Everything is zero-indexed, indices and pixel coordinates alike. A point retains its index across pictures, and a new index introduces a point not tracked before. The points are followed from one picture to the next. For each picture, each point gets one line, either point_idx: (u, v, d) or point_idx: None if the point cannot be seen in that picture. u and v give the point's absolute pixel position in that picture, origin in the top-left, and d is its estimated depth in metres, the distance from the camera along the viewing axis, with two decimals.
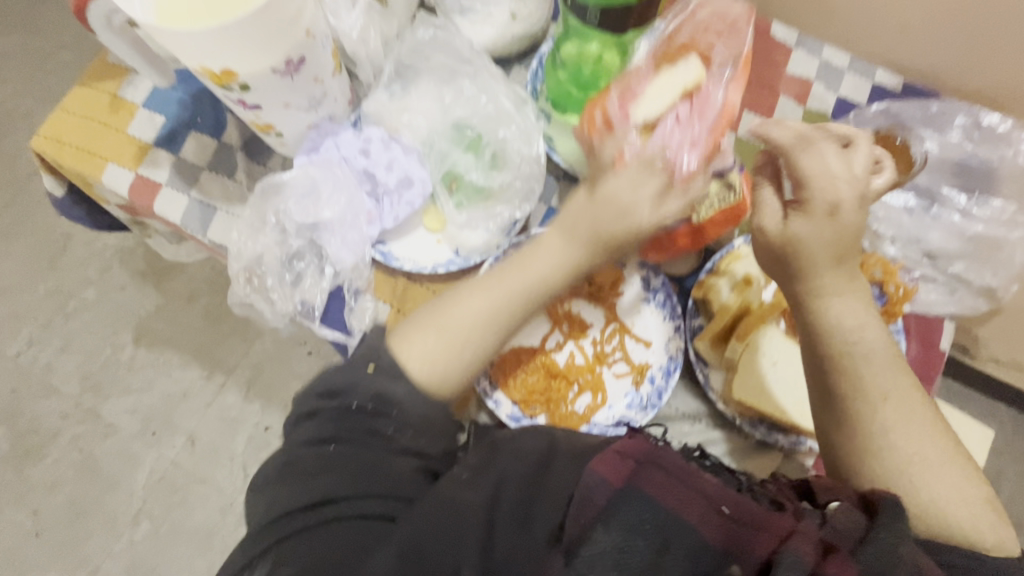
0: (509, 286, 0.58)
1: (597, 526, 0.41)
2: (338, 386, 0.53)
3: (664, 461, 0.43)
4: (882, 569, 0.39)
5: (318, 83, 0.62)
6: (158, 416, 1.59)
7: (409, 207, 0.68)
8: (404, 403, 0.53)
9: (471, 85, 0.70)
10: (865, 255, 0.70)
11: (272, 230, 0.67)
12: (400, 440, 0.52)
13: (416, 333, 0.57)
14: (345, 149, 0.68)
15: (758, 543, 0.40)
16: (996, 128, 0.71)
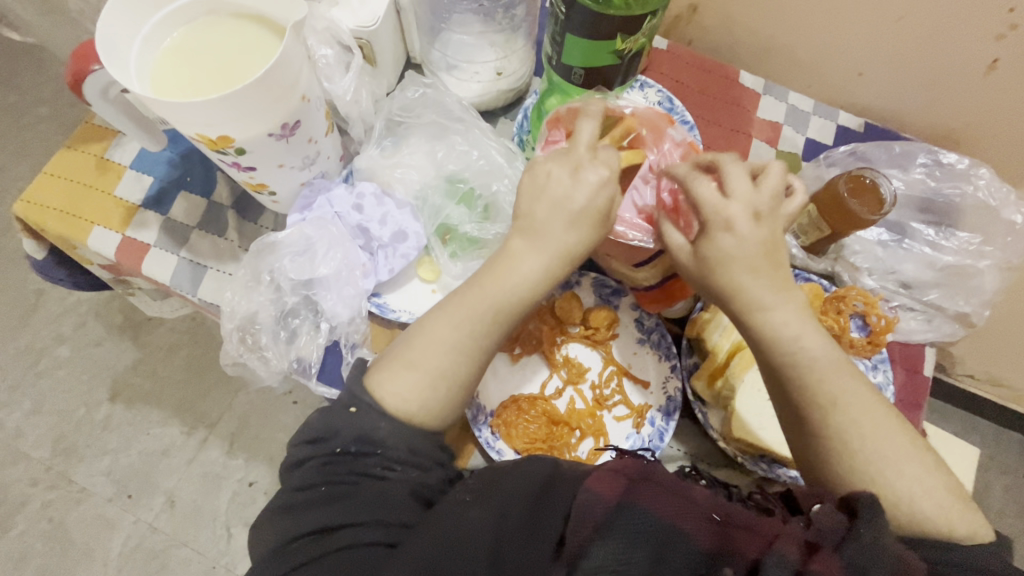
0: (475, 311, 0.53)
1: (596, 539, 0.44)
2: (321, 430, 0.52)
3: (654, 475, 0.47)
4: (868, 563, 0.41)
5: (312, 143, 0.64)
6: (136, 476, 1.52)
7: (404, 259, 0.68)
8: (387, 437, 0.51)
9: (463, 141, 0.72)
10: (844, 289, 0.73)
11: (266, 288, 0.66)
12: (388, 472, 0.51)
13: (383, 371, 0.53)
14: (338, 205, 0.69)
15: (741, 542, 0.44)
16: (956, 166, 0.77)
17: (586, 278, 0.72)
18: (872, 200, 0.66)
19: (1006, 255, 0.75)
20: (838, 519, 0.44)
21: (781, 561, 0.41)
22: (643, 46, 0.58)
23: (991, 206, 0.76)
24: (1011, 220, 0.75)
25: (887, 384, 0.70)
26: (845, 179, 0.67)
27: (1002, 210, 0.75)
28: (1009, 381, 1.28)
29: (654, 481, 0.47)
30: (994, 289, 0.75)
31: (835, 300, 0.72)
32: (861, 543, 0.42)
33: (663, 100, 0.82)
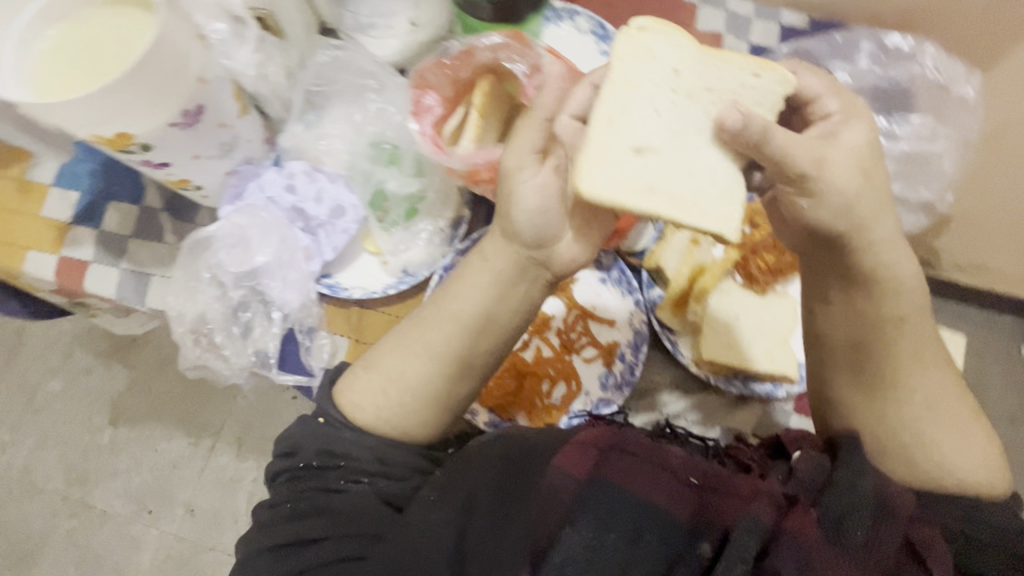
0: (431, 328, 0.55)
1: (571, 519, 0.46)
2: (290, 444, 0.52)
3: (626, 445, 0.51)
4: (841, 508, 0.47)
5: (225, 128, 0.60)
6: (152, 492, 1.54)
7: (345, 234, 0.66)
8: (350, 449, 0.52)
9: (379, 100, 0.68)
10: None
11: (209, 286, 0.63)
12: (354, 483, 0.51)
13: (358, 377, 0.55)
14: (270, 189, 0.67)
15: (714, 508, 0.47)
16: (901, 48, 0.73)
17: None
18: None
19: (961, 133, 0.72)
20: (821, 465, 0.50)
21: (757, 524, 0.45)
22: None
23: (941, 84, 0.72)
24: (963, 94, 0.71)
25: None
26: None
27: (951, 86, 0.71)
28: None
29: (623, 454, 0.50)
30: (953, 171, 0.73)
31: None
32: (846, 491, 0.48)
33: (595, 28, 0.78)
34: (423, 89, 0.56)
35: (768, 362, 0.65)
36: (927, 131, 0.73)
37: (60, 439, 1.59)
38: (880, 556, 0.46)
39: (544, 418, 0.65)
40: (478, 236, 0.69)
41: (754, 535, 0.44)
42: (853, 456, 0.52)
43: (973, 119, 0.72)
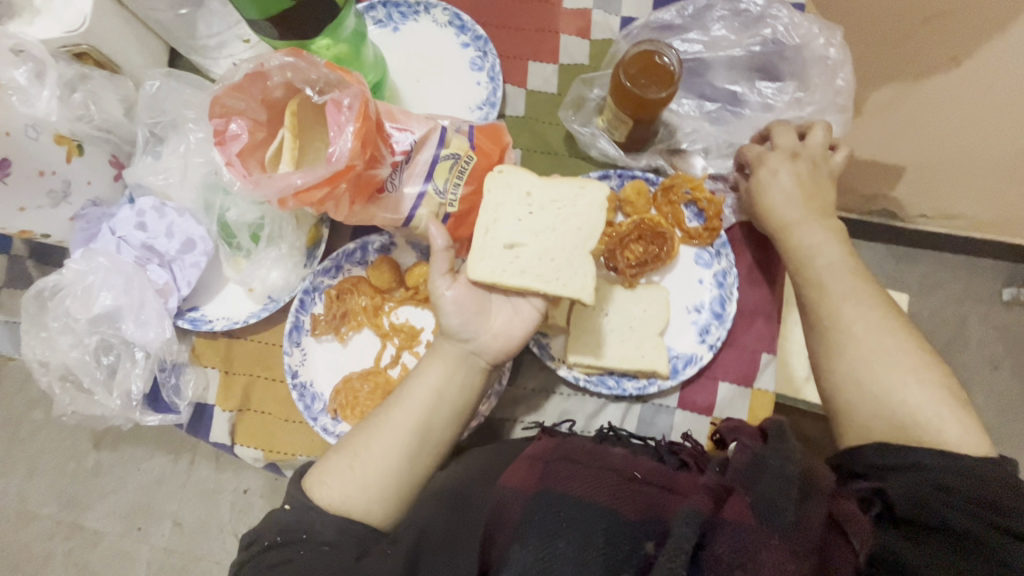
0: (377, 425, 0.53)
1: (513, 541, 0.44)
2: (251, 536, 0.49)
3: (567, 454, 0.51)
4: (777, 487, 0.45)
5: (49, 175, 0.59)
6: (139, 508, 1.29)
7: (196, 268, 0.65)
8: (314, 522, 0.48)
9: (202, 126, 0.67)
10: (670, 177, 0.67)
11: (64, 334, 0.63)
12: (320, 547, 0.46)
13: (330, 458, 0.53)
14: (122, 228, 0.65)
15: (654, 502, 0.47)
16: (751, 10, 0.69)
17: (400, 236, 0.67)
18: (664, 81, 0.59)
19: (832, 93, 0.68)
20: (751, 451, 0.50)
21: (693, 515, 0.44)
22: None
23: (798, 44, 0.68)
24: (824, 51, 0.67)
25: (730, 268, 0.66)
26: (629, 68, 0.60)
27: (809, 43, 0.67)
28: (969, 216, 1.09)
29: (567, 461, 0.50)
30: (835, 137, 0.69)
31: (663, 191, 0.67)
32: (768, 470, 0.47)
33: (452, 20, 0.74)
34: (227, 117, 0.53)
35: (638, 358, 0.63)
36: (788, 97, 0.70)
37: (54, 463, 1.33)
38: (812, 529, 0.43)
39: None
40: (336, 254, 0.66)
41: (694, 522, 0.43)
42: (778, 437, 0.50)
43: (836, 80, 0.67)
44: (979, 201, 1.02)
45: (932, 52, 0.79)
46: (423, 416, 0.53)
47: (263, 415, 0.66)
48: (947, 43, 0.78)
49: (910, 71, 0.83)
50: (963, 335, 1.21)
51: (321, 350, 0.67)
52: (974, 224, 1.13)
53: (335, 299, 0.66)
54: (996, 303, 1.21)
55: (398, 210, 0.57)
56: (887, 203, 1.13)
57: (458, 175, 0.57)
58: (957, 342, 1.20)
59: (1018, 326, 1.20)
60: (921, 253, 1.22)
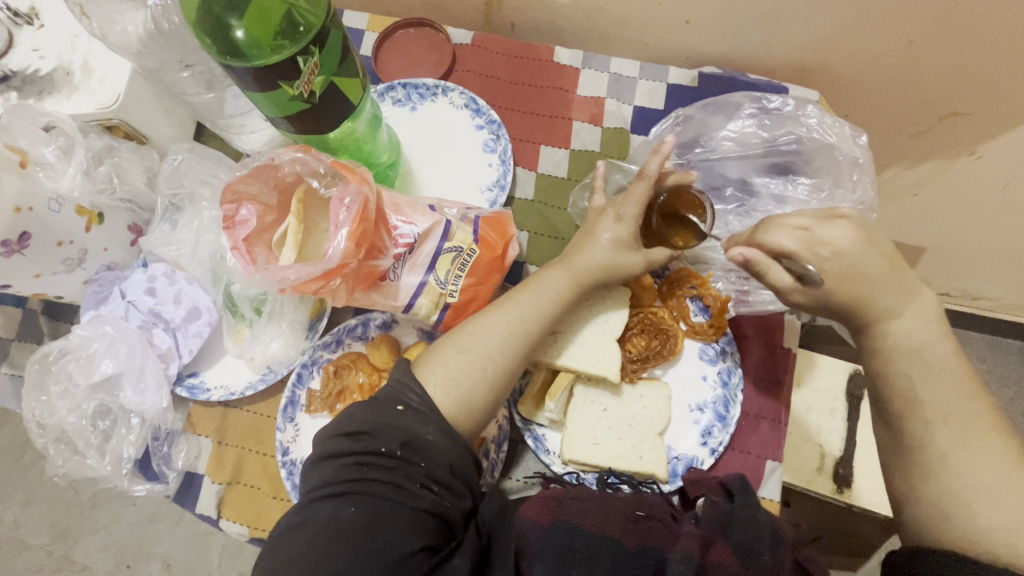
0: (499, 328, 0.54)
1: (534, 560, 0.46)
2: (364, 426, 0.45)
3: (579, 495, 0.51)
4: (752, 540, 0.46)
5: (67, 244, 0.61)
6: (130, 547, 1.25)
7: (199, 337, 0.66)
8: (434, 449, 0.45)
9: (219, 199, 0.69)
10: (675, 272, 0.67)
11: (61, 398, 0.63)
12: (425, 492, 0.44)
13: (438, 357, 0.52)
14: (132, 293, 0.67)
15: (656, 535, 0.48)
16: (783, 108, 0.69)
17: (402, 315, 0.68)
18: (678, 241, 0.64)
19: (860, 192, 0.68)
20: (720, 506, 0.50)
21: (686, 558, 0.44)
22: (328, 82, 0.50)
23: (830, 143, 0.68)
24: (853, 151, 0.67)
25: (735, 367, 0.64)
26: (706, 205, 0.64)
27: (840, 142, 0.67)
28: (987, 293, 1.08)
29: (580, 499, 0.50)
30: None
31: (668, 285, 0.67)
32: (743, 521, 0.48)
33: (468, 103, 0.76)
34: (238, 203, 0.55)
35: (637, 458, 0.61)
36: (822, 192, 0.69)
37: (53, 490, 1.32)
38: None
39: None
40: (337, 328, 0.67)
41: (689, 564, 0.44)
42: (744, 491, 0.51)
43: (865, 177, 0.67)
44: (1001, 278, 1.01)
45: (952, 144, 0.76)
46: (536, 325, 0.55)
47: (251, 489, 0.65)
48: (965, 140, 0.75)
49: (928, 159, 0.81)
50: None
51: (315, 426, 0.66)
52: (1001, 305, 1.10)
53: (332, 376, 0.66)
54: None
55: (399, 301, 0.57)
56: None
57: (460, 267, 0.57)
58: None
59: None
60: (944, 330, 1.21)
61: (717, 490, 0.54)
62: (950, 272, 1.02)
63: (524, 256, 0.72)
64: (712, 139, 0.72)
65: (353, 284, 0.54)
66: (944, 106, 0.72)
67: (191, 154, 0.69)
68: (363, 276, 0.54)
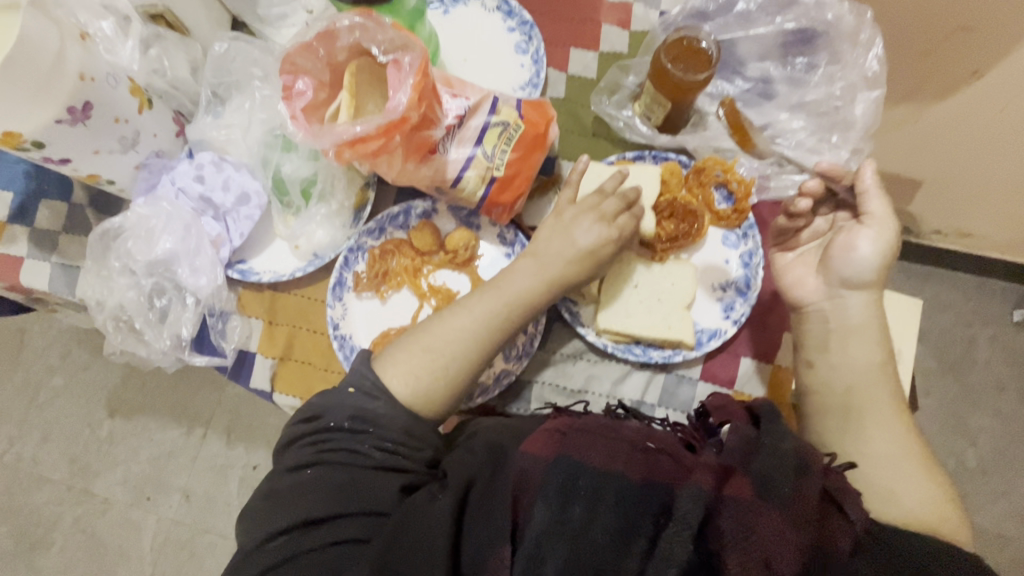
0: (544, 257, 0.60)
1: (536, 499, 0.47)
2: (314, 409, 0.54)
3: (583, 427, 0.51)
4: (774, 465, 0.47)
5: (123, 122, 0.63)
6: (151, 479, 1.30)
7: (249, 220, 0.70)
8: (383, 417, 0.53)
9: (265, 87, 0.72)
10: (702, 160, 0.70)
11: (121, 274, 0.67)
12: (380, 453, 0.51)
13: (399, 352, 0.57)
14: (180, 179, 0.69)
15: (663, 470, 0.48)
16: None
17: (442, 203, 0.71)
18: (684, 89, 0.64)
19: (861, 69, 0.68)
20: (745, 433, 0.51)
21: (699, 491, 0.45)
22: None
23: (828, 23, 0.68)
24: (856, 27, 0.67)
25: (756, 249, 0.69)
26: (711, 53, 0.63)
27: (838, 21, 0.67)
28: (978, 232, 1.11)
29: (585, 431, 0.51)
30: (869, 117, 0.69)
31: (695, 174, 0.70)
32: (767, 450, 0.49)
33: (500, 5, 0.78)
34: (295, 75, 0.57)
35: (668, 329, 0.66)
36: (828, 79, 0.70)
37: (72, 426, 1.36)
38: (808, 501, 0.46)
39: None
40: (381, 216, 0.70)
41: (699, 500, 0.44)
42: (769, 422, 0.52)
43: (868, 55, 0.67)
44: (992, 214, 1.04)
45: (952, 72, 0.79)
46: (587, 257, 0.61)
47: (304, 364, 0.69)
48: (967, 60, 0.76)
49: (928, 88, 0.83)
50: (969, 355, 1.25)
51: (361, 307, 0.70)
52: (991, 243, 1.13)
53: (378, 258, 0.70)
54: (1004, 325, 1.25)
55: (450, 176, 0.61)
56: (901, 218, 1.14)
57: (506, 141, 0.60)
58: (962, 361, 1.24)
59: None
60: (932, 272, 1.26)
61: (742, 417, 0.55)
62: (946, 209, 1.06)
63: (557, 150, 0.74)
64: (721, 27, 0.71)
65: (405, 155, 0.58)
66: (951, 20, 0.73)
67: (234, 48, 0.71)
68: (415, 148, 0.58)
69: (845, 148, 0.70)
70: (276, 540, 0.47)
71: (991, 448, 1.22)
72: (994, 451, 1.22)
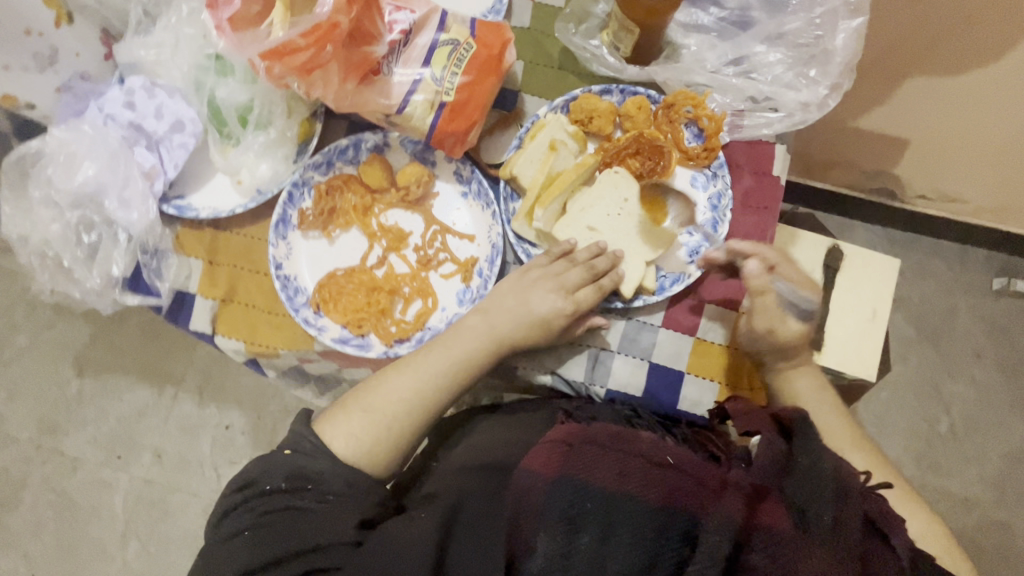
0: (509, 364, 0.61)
1: (540, 526, 0.46)
2: (247, 476, 0.52)
3: (591, 441, 0.51)
4: (806, 487, 0.46)
5: (36, 36, 0.57)
6: (120, 439, 1.26)
7: (183, 150, 0.64)
8: (324, 475, 0.53)
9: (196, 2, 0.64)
10: (673, 94, 0.65)
11: (44, 206, 0.62)
12: (319, 505, 0.50)
13: (339, 414, 0.57)
14: (109, 106, 0.64)
15: (685, 492, 0.47)
16: None
17: (393, 137, 0.66)
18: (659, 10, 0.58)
19: None
20: (776, 446, 0.50)
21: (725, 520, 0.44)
22: None
23: None
24: None
25: (725, 190, 0.65)
26: None
27: None
28: (965, 196, 1.08)
29: (591, 446, 0.50)
30: (851, 49, 0.64)
31: (664, 110, 0.66)
32: (802, 471, 0.48)
33: None
34: None
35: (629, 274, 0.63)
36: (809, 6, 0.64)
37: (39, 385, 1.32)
38: (847, 531, 0.45)
39: (393, 333, 0.63)
40: (328, 149, 0.65)
41: (725, 531, 0.43)
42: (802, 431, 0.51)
43: None
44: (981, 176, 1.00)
45: None
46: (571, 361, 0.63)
47: (247, 307, 0.66)
48: None
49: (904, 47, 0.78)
50: (949, 323, 1.22)
51: (307, 246, 0.66)
52: (975, 208, 1.11)
53: (324, 194, 0.66)
54: (987, 293, 1.22)
55: (393, 97, 0.56)
56: (886, 182, 1.10)
57: (456, 62, 0.56)
58: (945, 329, 1.22)
59: (1005, 318, 1.22)
60: (918, 239, 1.23)
61: (769, 424, 0.53)
62: (935, 171, 1.01)
63: (521, 84, 0.69)
64: None
65: (343, 69, 0.53)
66: None
67: None
68: (353, 62, 0.53)
69: (823, 84, 0.65)
70: None
71: (965, 414, 1.20)
72: (971, 418, 1.19)
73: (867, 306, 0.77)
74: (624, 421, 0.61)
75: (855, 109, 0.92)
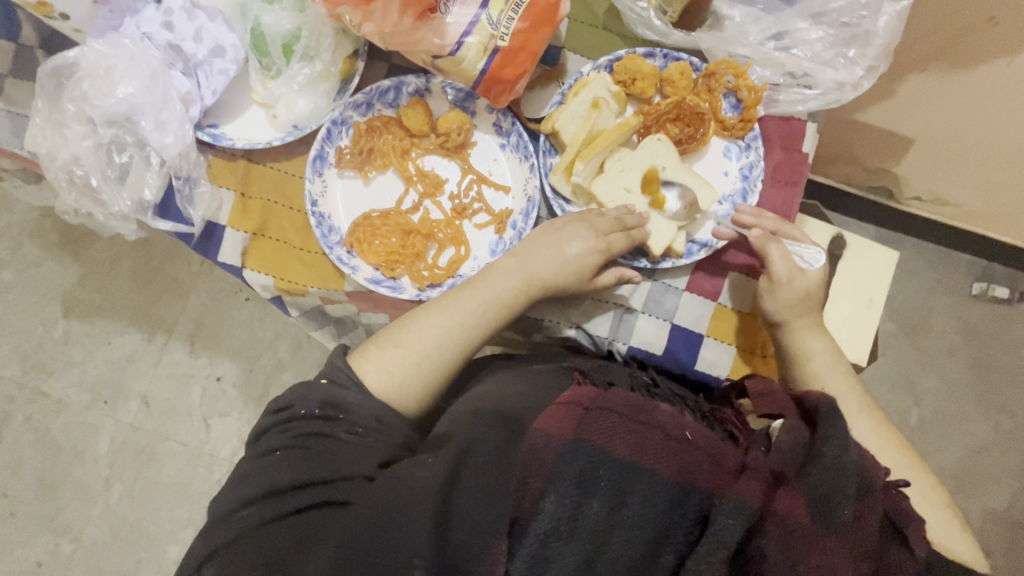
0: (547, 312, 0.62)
1: (547, 485, 0.42)
2: (285, 399, 0.53)
3: (610, 406, 0.47)
4: (830, 478, 0.43)
5: None
6: (107, 382, 1.24)
7: (223, 76, 0.63)
8: (358, 407, 0.52)
9: None
10: (715, 63, 0.66)
11: (76, 121, 0.61)
12: (349, 436, 0.50)
13: (374, 348, 0.57)
14: (146, 25, 0.61)
15: (705, 472, 0.44)
16: None
17: (435, 83, 0.66)
18: None
19: None
20: (797, 434, 0.47)
21: (740, 504, 0.42)
22: None
23: None
24: None
25: (757, 161, 0.67)
26: None
27: None
28: (953, 198, 1.12)
29: (611, 412, 0.46)
30: (891, 31, 0.65)
31: (705, 78, 0.67)
32: (825, 462, 0.44)
33: None
34: None
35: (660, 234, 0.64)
36: None
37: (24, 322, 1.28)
38: (864, 527, 0.43)
39: (427, 278, 0.64)
40: (369, 90, 0.65)
41: (740, 516, 0.41)
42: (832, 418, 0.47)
43: None
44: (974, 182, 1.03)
45: None
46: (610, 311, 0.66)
47: (278, 242, 0.66)
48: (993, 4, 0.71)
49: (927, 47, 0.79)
50: (926, 321, 1.27)
51: (342, 186, 0.67)
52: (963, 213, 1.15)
53: (363, 134, 0.65)
54: (964, 296, 1.27)
55: (448, 40, 0.56)
56: (884, 180, 1.13)
57: (514, 8, 0.56)
58: (921, 325, 1.27)
59: (979, 321, 1.27)
60: (905, 239, 1.28)
61: (793, 411, 0.50)
62: (936, 172, 1.05)
63: (563, 41, 0.69)
64: None
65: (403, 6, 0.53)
66: None
67: None
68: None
69: (860, 65, 0.67)
70: (246, 509, 0.45)
71: (935, 408, 1.26)
72: (940, 412, 1.26)
73: (864, 296, 0.77)
74: (641, 390, 0.59)
75: (872, 102, 0.94)
